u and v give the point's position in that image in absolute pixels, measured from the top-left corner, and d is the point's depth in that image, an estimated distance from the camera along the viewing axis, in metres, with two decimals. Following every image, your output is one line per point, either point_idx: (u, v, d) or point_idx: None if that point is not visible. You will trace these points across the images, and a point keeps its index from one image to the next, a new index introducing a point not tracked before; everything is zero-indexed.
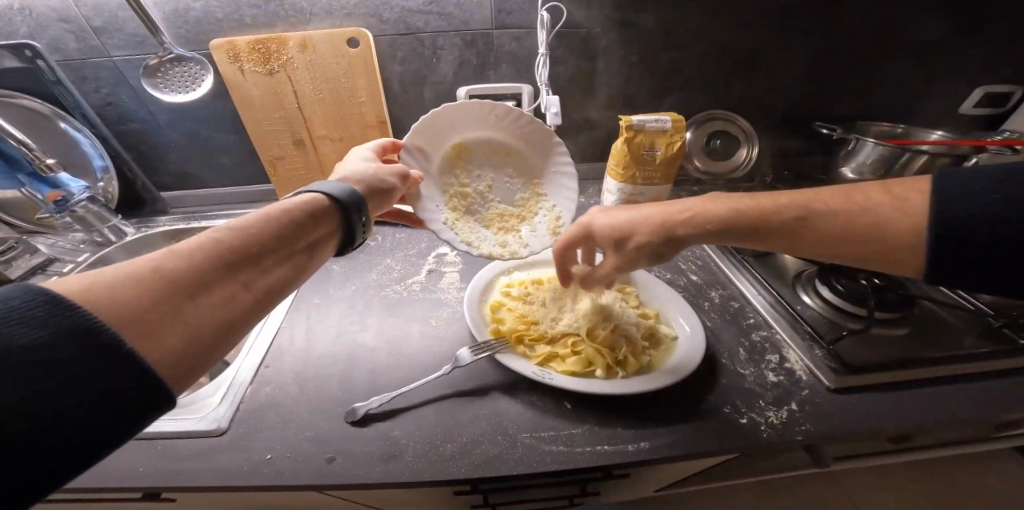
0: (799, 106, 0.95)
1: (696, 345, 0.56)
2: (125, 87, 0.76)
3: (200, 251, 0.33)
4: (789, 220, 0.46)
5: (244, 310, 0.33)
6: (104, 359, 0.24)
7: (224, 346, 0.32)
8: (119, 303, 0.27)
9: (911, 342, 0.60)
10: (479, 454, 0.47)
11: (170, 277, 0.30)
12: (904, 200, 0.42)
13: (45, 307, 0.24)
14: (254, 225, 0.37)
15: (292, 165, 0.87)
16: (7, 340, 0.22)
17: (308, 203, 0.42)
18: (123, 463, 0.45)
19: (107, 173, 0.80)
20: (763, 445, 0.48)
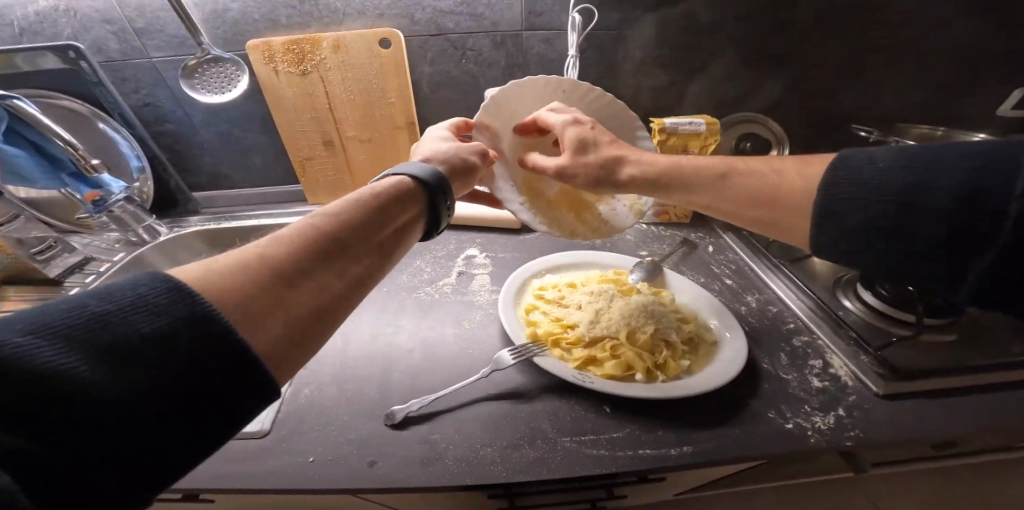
0: (832, 107, 0.93)
1: (739, 350, 0.54)
2: (162, 88, 0.77)
3: (298, 236, 0.32)
4: (714, 178, 0.52)
5: (343, 294, 0.32)
6: (208, 357, 0.23)
7: (322, 334, 0.30)
8: (230, 289, 0.26)
9: (959, 349, 0.58)
10: (521, 456, 0.47)
11: (274, 262, 0.29)
12: (805, 169, 0.46)
13: (167, 296, 0.23)
14: (344, 210, 0.36)
15: (321, 166, 0.87)
16: (127, 328, 0.22)
17: (391, 190, 0.41)
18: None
19: (143, 173, 0.81)
20: (812, 452, 0.47)
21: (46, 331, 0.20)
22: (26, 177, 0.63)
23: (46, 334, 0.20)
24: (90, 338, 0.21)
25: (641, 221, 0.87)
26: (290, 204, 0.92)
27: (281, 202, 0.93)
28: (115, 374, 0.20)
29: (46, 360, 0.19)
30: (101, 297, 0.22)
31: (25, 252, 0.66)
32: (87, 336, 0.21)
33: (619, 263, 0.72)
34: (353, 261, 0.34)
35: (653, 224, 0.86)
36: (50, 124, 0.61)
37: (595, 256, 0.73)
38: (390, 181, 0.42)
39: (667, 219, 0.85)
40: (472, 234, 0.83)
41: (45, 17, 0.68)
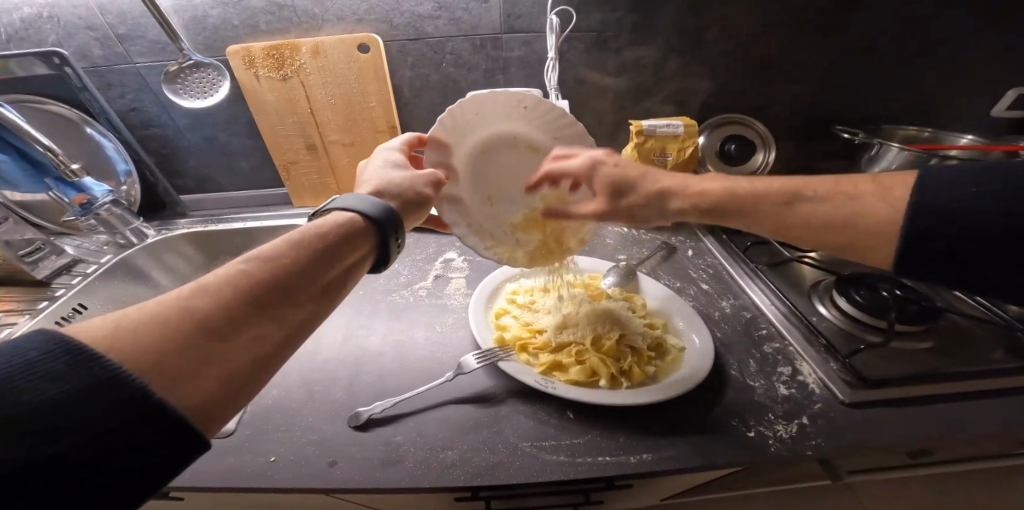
0: (820, 109, 0.92)
1: (704, 357, 0.54)
2: (147, 93, 0.79)
3: (231, 282, 0.28)
4: (776, 204, 0.46)
5: (281, 346, 0.29)
6: (132, 410, 0.20)
7: (257, 385, 0.27)
8: (139, 345, 0.22)
9: (935, 357, 0.57)
10: (479, 461, 0.47)
11: (199, 314, 0.25)
12: (888, 192, 0.41)
13: (63, 353, 0.20)
14: (289, 249, 0.32)
15: (305, 170, 0.88)
16: (17, 397, 0.19)
17: (339, 221, 0.37)
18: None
19: (130, 177, 0.83)
20: (772, 461, 0.46)
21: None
22: (10, 179, 0.67)
23: None
24: None
25: (622, 225, 0.86)
26: (276, 207, 0.94)
27: (268, 205, 0.94)
28: (2, 449, 0.17)
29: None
30: None
31: (13, 254, 0.66)
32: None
33: (594, 268, 0.72)
34: (299, 305, 0.31)
35: (634, 228, 0.86)
36: (30, 130, 0.62)
37: (571, 260, 0.73)
38: (337, 214, 0.38)
39: None
40: (452, 237, 0.84)
41: (30, 23, 0.70)
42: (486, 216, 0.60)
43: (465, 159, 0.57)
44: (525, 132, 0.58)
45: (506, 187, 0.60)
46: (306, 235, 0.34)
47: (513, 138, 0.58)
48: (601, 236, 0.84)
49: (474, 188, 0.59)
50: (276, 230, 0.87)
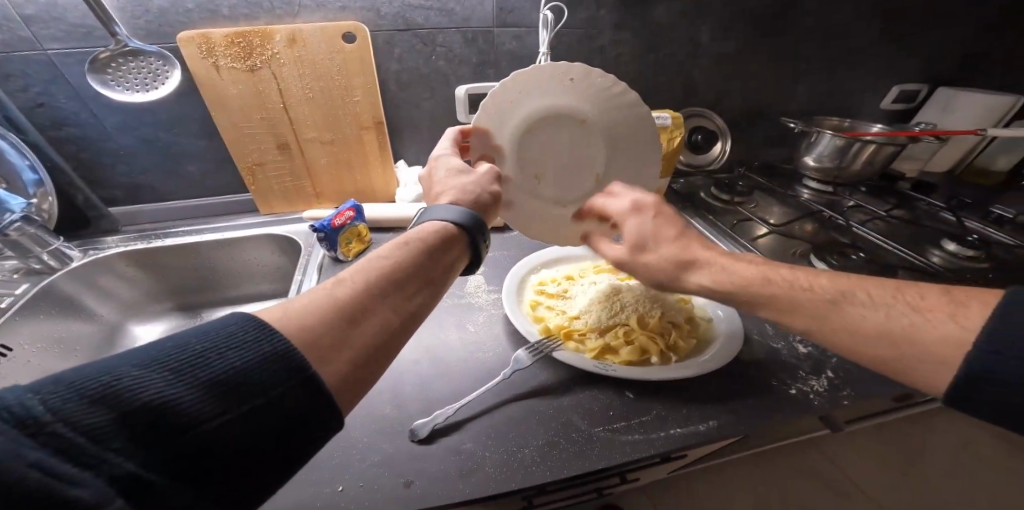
0: (766, 104, 1.04)
1: (736, 324, 0.59)
2: (62, 87, 0.63)
3: (368, 271, 0.32)
4: (819, 301, 0.38)
5: (398, 338, 0.31)
6: (294, 386, 0.24)
7: (381, 370, 0.30)
8: (305, 327, 0.27)
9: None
10: (561, 454, 0.46)
11: (339, 306, 0.29)
12: (963, 312, 0.33)
13: (252, 331, 0.25)
14: (408, 243, 0.36)
15: (275, 172, 0.78)
16: (218, 365, 0.23)
17: (448, 223, 0.39)
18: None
19: (42, 187, 0.64)
20: (816, 412, 0.51)
21: (151, 365, 0.22)
22: None
23: (152, 368, 0.22)
24: (186, 373, 0.23)
25: None
26: (238, 216, 0.81)
27: (225, 214, 0.81)
28: (209, 407, 0.22)
29: (154, 394, 0.21)
30: (195, 333, 0.24)
31: None
32: (192, 369, 0.23)
33: None
34: (412, 303, 0.33)
35: None
36: None
37: (585, 247, 0.73)
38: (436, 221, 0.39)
39: None
40: None
41: None
42: (529, 193, 0.58)
43: (512, 139, 0.54)
44: (574, 105, 0.54)
45: (552, 163, 0.57)
46: (418, 235, 0.37)
47: (557, 113, 0.54)
48: None
49: (519, 164, 0.56)
50: (247, 241, 0.76)
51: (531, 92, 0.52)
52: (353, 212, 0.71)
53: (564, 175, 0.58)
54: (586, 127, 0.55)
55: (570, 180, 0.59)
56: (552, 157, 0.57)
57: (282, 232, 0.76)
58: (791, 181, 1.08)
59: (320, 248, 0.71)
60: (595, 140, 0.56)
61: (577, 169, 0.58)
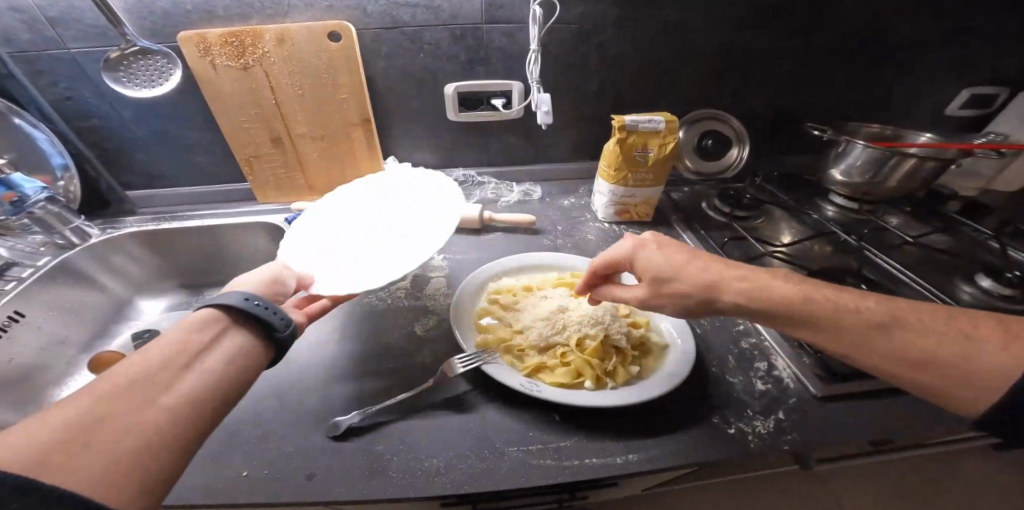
0: (792, 107, 0.94)
1: (688, 354, 0.54)
2: (85, 82, 0.71)
3: (106, 386, 0.31)
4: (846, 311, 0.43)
5: (166, 433, 0.31)
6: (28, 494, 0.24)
7: (148, 464, 0.29)
8: (20, 453, 0.26)
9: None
10: (467, 467, 0.46)
11: (69, 423, 0.28)
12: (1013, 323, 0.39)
13: None
14: (151, 348, 0.35)
15: (270, 164, 0.82)
16: None
17: (209, 315, 0.39)
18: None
19: (68, 171, 0.74)
20: (750, 455, 0.47)
21: None
22: None
23: None
24: None
25: (603, 220, 0.87)
26: (238, 203, 0.87)
27: (228, 200, 0.88)
28: None
29: None
30: None
31: None
32: None
33: (577, 266, 0.71)
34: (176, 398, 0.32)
35: (614, 223, 0.87)
36: None
37: (552, 255, 0.72)
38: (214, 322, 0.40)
39: (628, 218, 0.86)
40: None
41: None
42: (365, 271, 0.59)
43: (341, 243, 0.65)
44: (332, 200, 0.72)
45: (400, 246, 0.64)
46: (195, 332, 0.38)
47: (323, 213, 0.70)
48: (583, 232, 0.84)
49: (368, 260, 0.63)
50: (240, 227, 0.81)
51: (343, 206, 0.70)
52: None
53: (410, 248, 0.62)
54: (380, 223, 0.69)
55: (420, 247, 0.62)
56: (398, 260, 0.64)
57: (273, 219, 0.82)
58: (815, 194, 0.97)
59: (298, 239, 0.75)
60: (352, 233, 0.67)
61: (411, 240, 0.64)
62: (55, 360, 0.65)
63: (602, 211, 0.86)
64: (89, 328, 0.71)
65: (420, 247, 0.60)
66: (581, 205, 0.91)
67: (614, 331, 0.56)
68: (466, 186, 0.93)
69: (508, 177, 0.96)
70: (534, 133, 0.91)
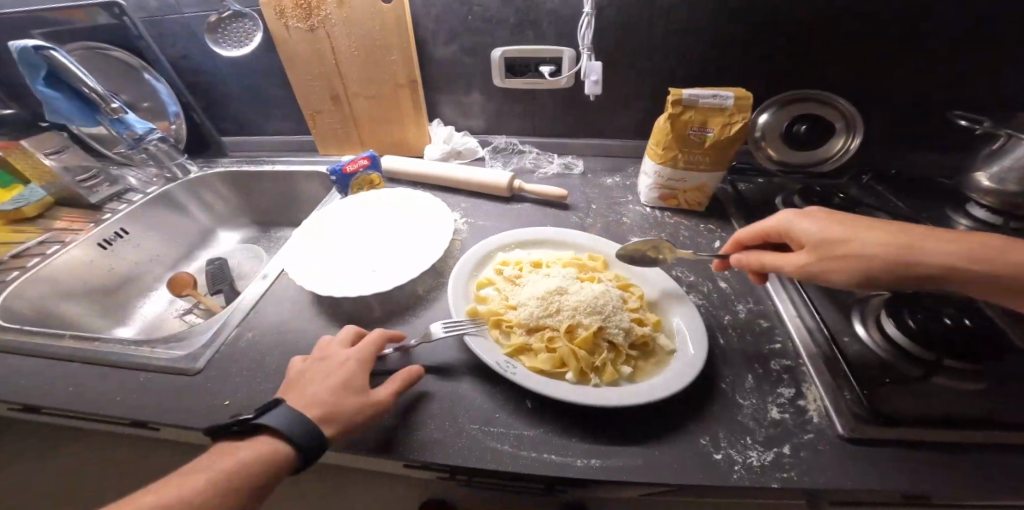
0: (932, 90, 0.72)
1: (691, 370, 0.46)
2: (194, 43, 0.84)
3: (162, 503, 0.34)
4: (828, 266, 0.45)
5: None
6: None
7: None
8: None
9: (989, 399, 0.45)
10: (422, 435, 0.45)
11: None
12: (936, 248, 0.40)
13: None
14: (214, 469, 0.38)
15: (331, 120, 0.89)
16: None
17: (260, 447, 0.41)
18: (109, 386, 0.50)
19: (178, 117, 0.90)
20: (730, 489, 0.40)
21: None
22: (67, 116, 0.72)
23: None
24: None
25: (646, 205, 0.78)
26: (303, 155, 0.96)
27: (296, 151, 0.97)
28: None
29: None
30: None
31: (72, 179, 0.77)
32: None
33: (600, 249, 0.65)
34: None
35: (659, 209, 0.78)
36: (75, 71, 0.68)
37: (570, 233, 0.67)
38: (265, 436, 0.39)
39: (675, 205, 0.76)
40: (459, 199, 0.81)
41: None
42: (358, 279, 0.61)
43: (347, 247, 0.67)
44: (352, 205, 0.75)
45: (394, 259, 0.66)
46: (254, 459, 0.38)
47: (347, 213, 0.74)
48: (620, 215, 0.76)
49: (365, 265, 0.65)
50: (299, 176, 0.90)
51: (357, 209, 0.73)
52: (367, 160, 0.77)
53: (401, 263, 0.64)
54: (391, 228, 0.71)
55: (411, 264, 0.64)
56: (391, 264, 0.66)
57: (325, 171, 0.88)
58: (945, 203, 0.74)
59: (337, 193, 0.80)
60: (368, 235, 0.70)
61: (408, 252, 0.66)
62: (148, 273, 0.80)
63: (645, 195, 0.77)
64: (176, 250, 0.86)
65: (420, 257, 0.65)
66: (626, 187, 0.83)
67: (608, 328, 0.51)
68: (506, 153, 0.91)
69: (551, 149, 0.91)
70: (583, 105, 0.84)
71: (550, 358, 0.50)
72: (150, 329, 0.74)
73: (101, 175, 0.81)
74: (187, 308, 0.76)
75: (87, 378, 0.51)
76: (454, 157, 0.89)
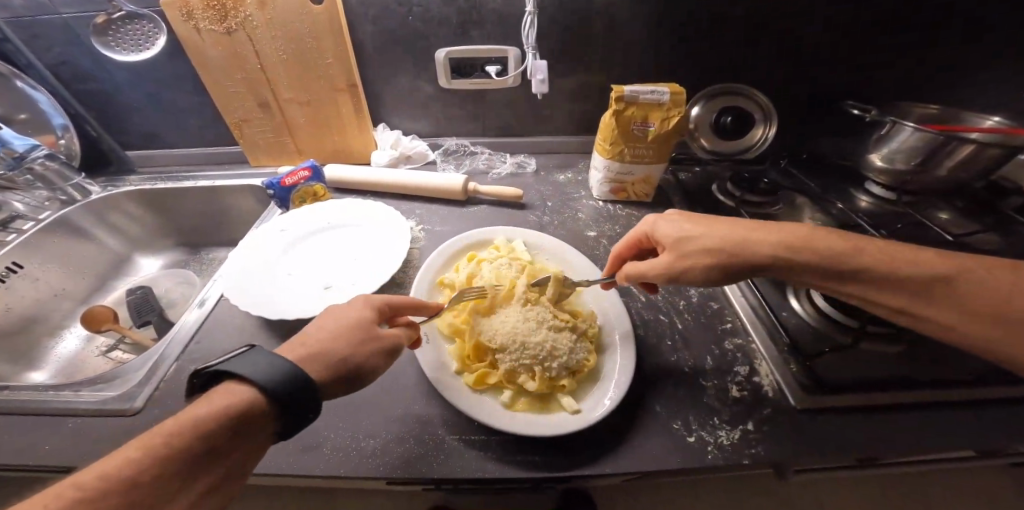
0: (833, 85, 0.82)
1: (628, 363, 0.50)
2: (78, 46, 0.72)
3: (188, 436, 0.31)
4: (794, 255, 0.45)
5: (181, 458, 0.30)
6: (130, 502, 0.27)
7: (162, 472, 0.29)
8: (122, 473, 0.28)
9: (903, 360, 0.52)
10: (402, 452, 0.45)
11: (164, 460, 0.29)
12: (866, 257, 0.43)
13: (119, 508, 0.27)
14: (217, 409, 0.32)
15: (260, 127, 0.82)
16: None
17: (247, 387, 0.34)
18: (22, 440, 0.44)
19: (67, 131, 0.76)
20: (706, 469, 0.44)
21: None
22: None
23: None
24: None
25: (599, 198, 0.81)
26: (232, 166, 0.88)
27: (222, 163, 0.89)
28: None
29: None
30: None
31: None
32: None
33: (558, 248, 0.66)
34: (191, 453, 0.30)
35: (611, 202, 0.81)
36: None
37: (532, 235, 0.68)
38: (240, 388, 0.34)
39: (625, 198, 0.80)
40: (413, 204, 0.78)
41: None
42: (311, 299, 0.57)
43: (292, 267, 0.63)
44: (292, 220, 0.69)
45: (347, 275, 0.62)
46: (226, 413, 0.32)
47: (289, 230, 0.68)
48: (575, 210, 0.79)
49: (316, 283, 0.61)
50: (229, 191, 0.82)
51: (301, 224, 0.69)
52: (309, 171, 0.72)
53: (356, 278, 0.61)
54: (341, 243, 0.67)
55: (366, 278, 0.61)
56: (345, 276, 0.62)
57: (259, 184, 0.81)
58: (849, 183, 0.85)
59: (276, 206, 0.74)
60: (316, 251, 0.66)
61: (361, 267, 0.63)
62: (52, 310, 0.70)
63: (597, 189, 0.80)
64: (86, 280, 0.75)
65: (374, 267, 0.62)
66: (578, 182, 0.85)
67: (549, 362, 0.50)
68: (457, 155, 0.90)
69: (502, 148, 0.91)
70: (531, 104, 0.85)
71: (490, 380, 0.50)
72: (70, 372, 0.65)
73: None
74: (110, 344, 0.68)
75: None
76: (403, 161, 0.86)
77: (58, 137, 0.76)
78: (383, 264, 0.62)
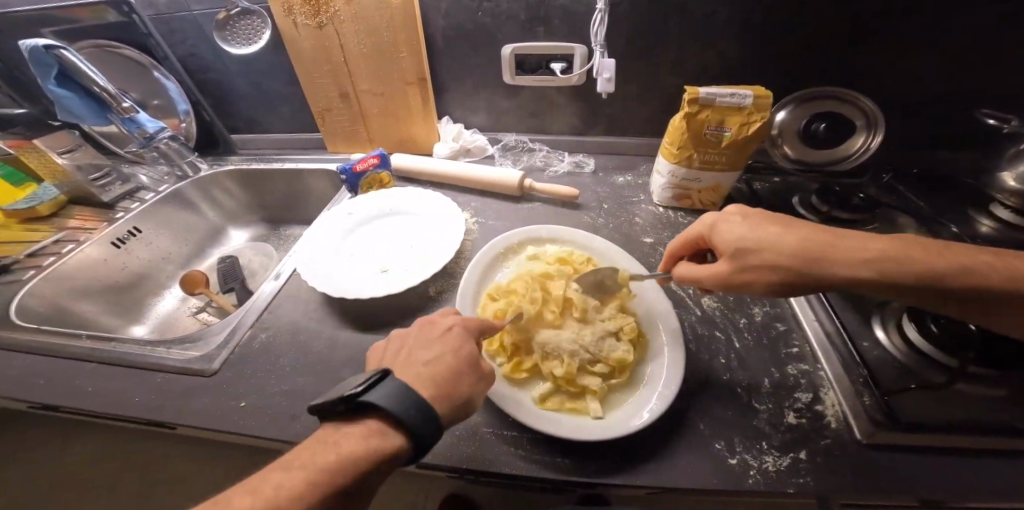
0: (959, 88, 0.70)
1: (674, 379, 0.47)
2: (202, 40, 0.83)
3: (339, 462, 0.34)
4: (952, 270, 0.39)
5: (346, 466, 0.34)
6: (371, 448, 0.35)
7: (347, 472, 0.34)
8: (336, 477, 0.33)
9: (1014, 410, 0.44)
10: (436, 438, 0.46)
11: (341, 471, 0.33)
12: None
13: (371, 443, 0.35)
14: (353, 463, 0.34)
15: (339, 117, 0.88)
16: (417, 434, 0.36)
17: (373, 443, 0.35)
18: (125, 388, 0.51)
19: (188, 115, 0.90)
20: (746, 494, 0.41)
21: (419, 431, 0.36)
22: (79, 115, 0.72)
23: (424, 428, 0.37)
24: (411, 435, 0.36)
25: (658, 204, 0.77)
26: (312, 152, 0.96)
27: (304, 148, 0.97)
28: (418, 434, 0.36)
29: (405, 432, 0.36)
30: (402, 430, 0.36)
31: (83, 177, 0.78)
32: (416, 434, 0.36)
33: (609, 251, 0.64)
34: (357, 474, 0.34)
35: (672, 208, 0.77)
36: (89, 72, 0.68)
37: (584, 235, 0.66)
38: (372, 421, 0.36)
39: (688, 204, 0.75)
40: (469, 197, 0.80)
41: None
42: (369, 280, 0.61)
43: (354, 250, 0.67)
44: (358, 206, 0.74)
45: (403, 260, 0.65)
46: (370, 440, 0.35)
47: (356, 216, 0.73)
48: (631, 214, 0.75)
49: (373, 266, 0.64)
50: (307, 175, 0.90)
51: (365, 210, 0.73)
52: (378, 159, 0.77)
53: (412, 263, 0.64)
54: (400, 230, 0.71)
55: (419, 263, 0.63)
56: (401, 260, 0.65)
57: (333, 169, 0.88)
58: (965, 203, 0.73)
59: (346, 191, 0.80)
60: (377, 235, 0.70)
61: (417, 253, 0.66)
62: (160, 272, 0.82)
63: (657, 193, 0.76)
64: (190, 247, 0.87)
65: (429, 254, 0.65)
66: (637, 186, 0.82)
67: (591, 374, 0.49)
68: (516, 151, 0.91)
69: (561, 147, 0.90)
70: (595, 102, 0.83)
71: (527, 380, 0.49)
72: (164, 328, 0.76)
73: (111, 171, 0.81)
74: (200, 306, 0.78)
75: (103, 379, 0.52)
76: (463, 154, 0.88)
77: (180, 120, 0.90)
78: (436, 252, 0.64)
